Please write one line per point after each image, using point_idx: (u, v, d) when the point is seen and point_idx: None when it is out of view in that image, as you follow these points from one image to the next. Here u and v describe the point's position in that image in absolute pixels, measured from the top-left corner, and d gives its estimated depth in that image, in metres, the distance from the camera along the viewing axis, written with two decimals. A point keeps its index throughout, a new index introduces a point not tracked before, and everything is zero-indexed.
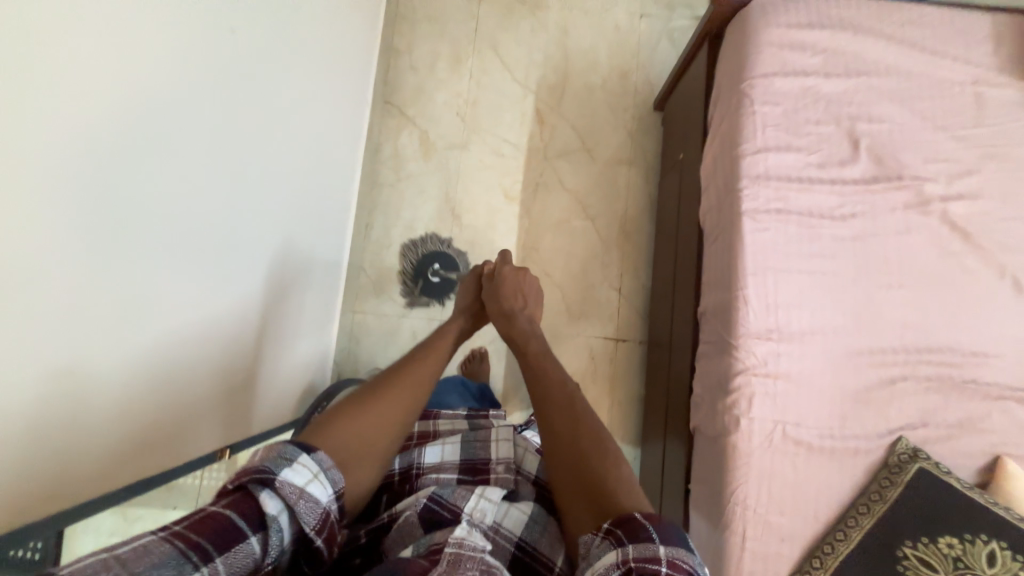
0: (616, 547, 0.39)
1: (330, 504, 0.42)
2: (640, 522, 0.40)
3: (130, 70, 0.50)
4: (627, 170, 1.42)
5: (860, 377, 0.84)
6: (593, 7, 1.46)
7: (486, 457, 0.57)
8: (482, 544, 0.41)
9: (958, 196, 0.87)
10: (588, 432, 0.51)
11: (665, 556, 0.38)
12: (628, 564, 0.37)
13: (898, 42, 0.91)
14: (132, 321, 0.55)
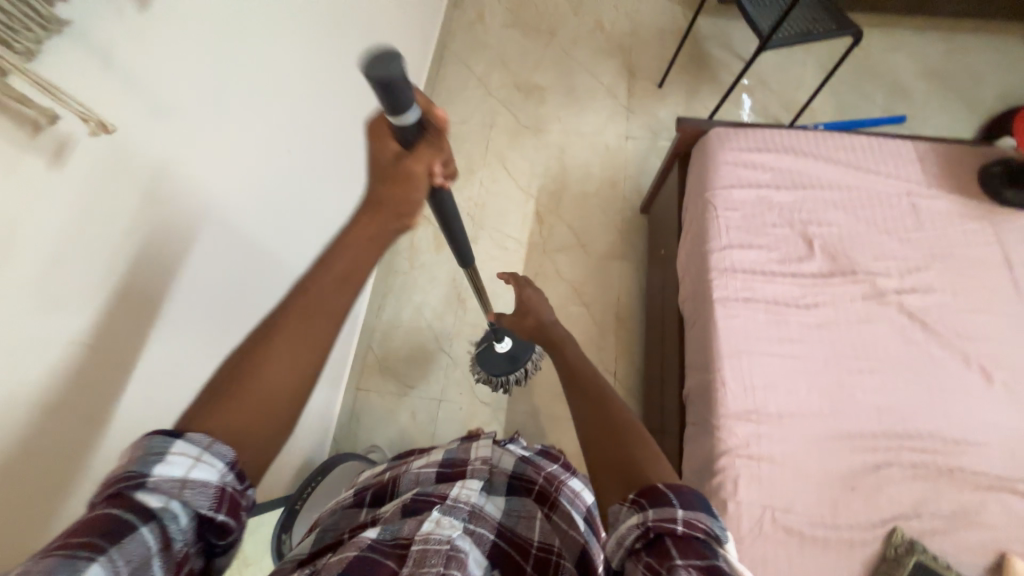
0: (638, 510, 0.41)
1: (224, 479, 0.36)
2: (660, 489, 0.42)
3: (174, 153, 0.62)
4: (619, 263, 1.57)
5: (843, 461, 0.85)
6: (587, 131, 1.74)
7: (465, 456, 0.60)
8: (449, 534, 0.46)
9: (912, 289, 0.98)
10: (617, 417, 0.51)
11: (682, 516, 0.40)
12: (647, 524, 0.40)
13: (835, 162, 1.09)
14: (150, 371, 0.63)
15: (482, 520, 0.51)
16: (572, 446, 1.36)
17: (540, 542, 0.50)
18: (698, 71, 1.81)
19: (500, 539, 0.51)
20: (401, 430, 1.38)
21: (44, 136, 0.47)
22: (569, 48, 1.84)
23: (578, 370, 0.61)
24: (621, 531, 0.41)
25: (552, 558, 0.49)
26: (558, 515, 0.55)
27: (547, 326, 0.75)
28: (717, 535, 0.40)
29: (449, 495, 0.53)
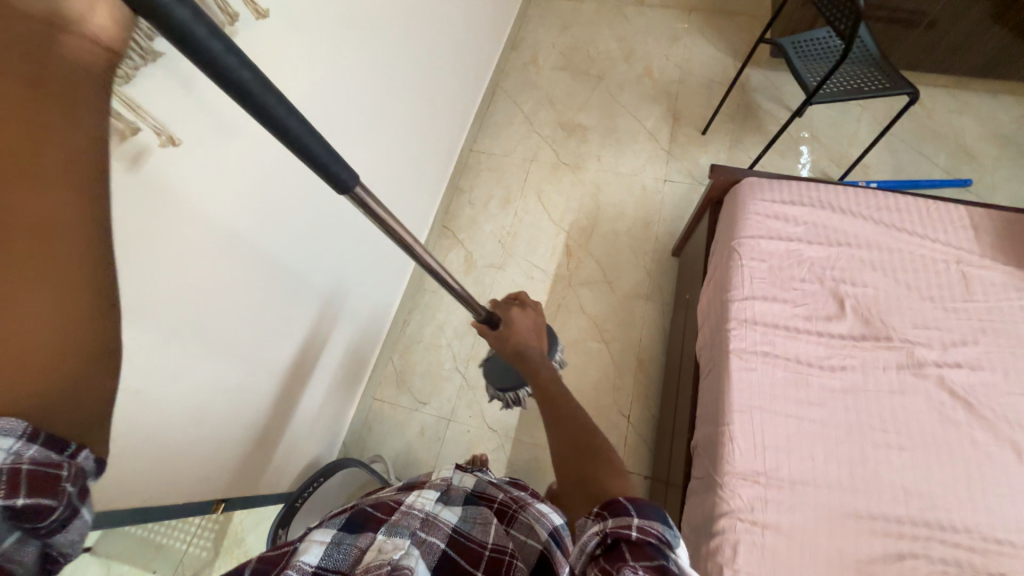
0: (598, 521, 0.40)
1: (24, 450, 0.26)
2: (621, 501, 0.41)
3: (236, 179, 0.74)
4: (644, 303, 1.55)
5: (862, 544, 0.78)
6: (624, 171, 1.76)
7: (425, 478, 0.60)
8: (392, 556, 0.44)
9: (955, 363, 0.91)
10: (586, 439, 0.53)
11: (638, 522, 0.39)
12: (605, 531, 0.39)
13: (874, 221, 1.05)
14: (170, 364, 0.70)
15: (435, 529, 0.52)
16: None
17: (494, 545, 0.52)
18: (745, 121, 1.81)
19: (452, 545, 0.51)
20: (408, 444, 1.41)
21: (128, 144, 0.55)
22: (616, 92, 1.90)
23: (551, 394, 0.62)
24: (582, 540, 0.40)
25: (505, 558, 0.50)
26: (516, 530, 0.55)
27: (524, 351, 0.72)
28: (669, 543, 0.38)
29: (403, 504, 0.53)
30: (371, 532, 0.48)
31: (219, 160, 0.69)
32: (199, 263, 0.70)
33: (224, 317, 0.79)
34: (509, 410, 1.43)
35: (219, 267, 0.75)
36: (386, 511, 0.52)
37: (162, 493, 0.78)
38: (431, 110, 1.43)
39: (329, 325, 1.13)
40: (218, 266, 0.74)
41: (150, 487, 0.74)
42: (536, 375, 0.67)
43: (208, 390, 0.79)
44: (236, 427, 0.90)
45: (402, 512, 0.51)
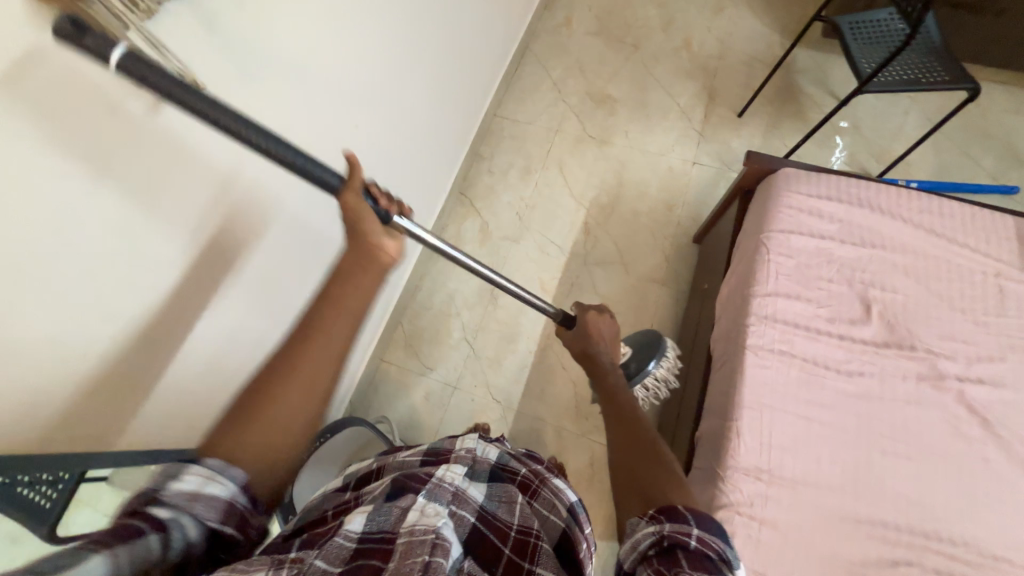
0: (654, 522, 0.42)
1: (235, 496, 0.42)
2: (680, 509, 0.43)
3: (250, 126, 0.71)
4: (659, 289, 1.52)
5: (856, 547, 0.78)
6: (652, 149, 1.69)
7: (450, 447, 0.60)
8: (435, 523, 0.45)
9: (977, 379, 0.89)
10: (644, 443, 0.53)
11: (698, 534, 0.41)
12: (663, 533, 0.41)
13: (914, 225, 1.00)
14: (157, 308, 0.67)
15: (465, 503, 0.52)
16: (575, 462, 1.36)
17: (520, 524, 0.53)
18: (784, 105, 1.71)
19: (482, 521, 0.51)
20: (412, 407, 1.43)
21: None
22: (650, 64, 1.80)
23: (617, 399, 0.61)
24: (637, 537, 0.42)
25: (532, 538, 0.51)
26: (539, 504, 0.58)
27: (594, 355, 0.72)
28: (728, 558, 0.41)
29: (433, 476, 0.52)
30: (409, 495, 0.49)
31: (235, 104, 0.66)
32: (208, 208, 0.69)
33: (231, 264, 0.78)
34: (514, 383, 1.44)
35: (229, 214, 0.74)
36: (419, 480, 0.52)
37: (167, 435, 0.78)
38: (456, 69, 1.37)
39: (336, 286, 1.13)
40: (228, 213, 0.73)
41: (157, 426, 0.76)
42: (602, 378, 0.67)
43: (214, 336, 0.80)
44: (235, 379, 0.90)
45: (434, 483, 0.51)
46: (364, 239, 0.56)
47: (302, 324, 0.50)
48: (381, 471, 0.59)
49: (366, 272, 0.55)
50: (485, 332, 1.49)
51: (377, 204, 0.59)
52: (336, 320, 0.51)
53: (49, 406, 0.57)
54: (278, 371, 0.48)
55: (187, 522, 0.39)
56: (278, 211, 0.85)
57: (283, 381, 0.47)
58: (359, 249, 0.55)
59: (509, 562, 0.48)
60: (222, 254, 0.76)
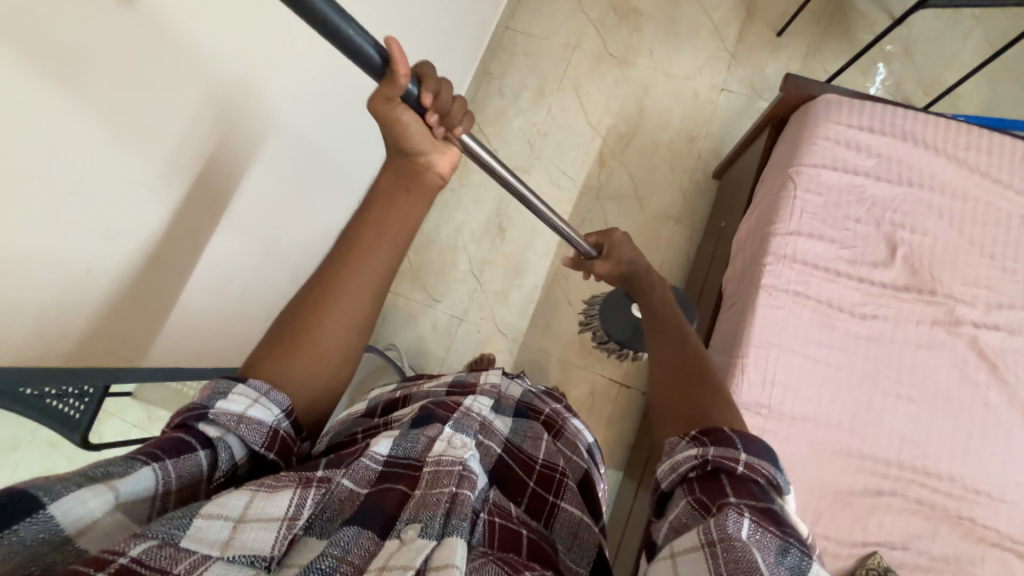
0: (697, 446, 0.43)
1: (278, 422, 0.45)
2: (726, 432, 0.43)
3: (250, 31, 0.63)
4: (673, 226, 1.47)
5: (844, 478, 0.82)
6: (678, 72, 1.55)
7: (474, 381, 0.61)
8: (462, 454, 0.46)
9: (993, 325, 0.87)
10: (692, 367, 0.52)
11: (744, 459, 0.41)
12: (706, 457, 0.42)
13: (958, 163, 0.92)
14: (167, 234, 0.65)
15: (490, 434, 0.54)
16: (576, 392, 1.40)
17: (544, 461, 0.55)
18: (832, 23, 1.53)
19: (507, 453, 0.54)
20: (418, 337, 1.46)
21: None
22: None
23: (665, 321, 0.61)
24: (677, 459, 0.44)
25: (556, 475, 0.54)
26: (563, 444, 0.59)
27: (634, 280, 0.70)
28: (775, 483, 0.41)
29: (462, 406, 0.53)
30: (437, 424, 0.49)
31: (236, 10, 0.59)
32: (221, 134, 0.66)
33: (243, 192, 0.76)
34: (519, 317, 1.45)
35: (241, 140, 0.70)
36: (447, 408, 0.53)
37: (178, 351, 0.81)
38: None
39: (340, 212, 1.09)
40: (241, 139, 0.70)
41: (175, 345, 0.79)
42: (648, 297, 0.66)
43: (228, 263, 0.81)
44: (238, 301, 0.89)
45: (462, 413, 0.52)
46: (412, 158, 0.55)
47: (343, 250, 0.51)
48: (407, 399, 0.60)
49: (408, 198, 0.54)
50: (491, 266, 1.47)
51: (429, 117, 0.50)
52: (371, 255, 0.51)
53: (75, 325, 0.59)
54: (316, 303, 0.49)
55: (233, 444, 0.42)
56: (285, 129, 0.80)
57: (327, 308, 0.49)
58: (405, 169, 0.55)
59: (533, 495, 0.52)
60: (237, 183, 0.74)
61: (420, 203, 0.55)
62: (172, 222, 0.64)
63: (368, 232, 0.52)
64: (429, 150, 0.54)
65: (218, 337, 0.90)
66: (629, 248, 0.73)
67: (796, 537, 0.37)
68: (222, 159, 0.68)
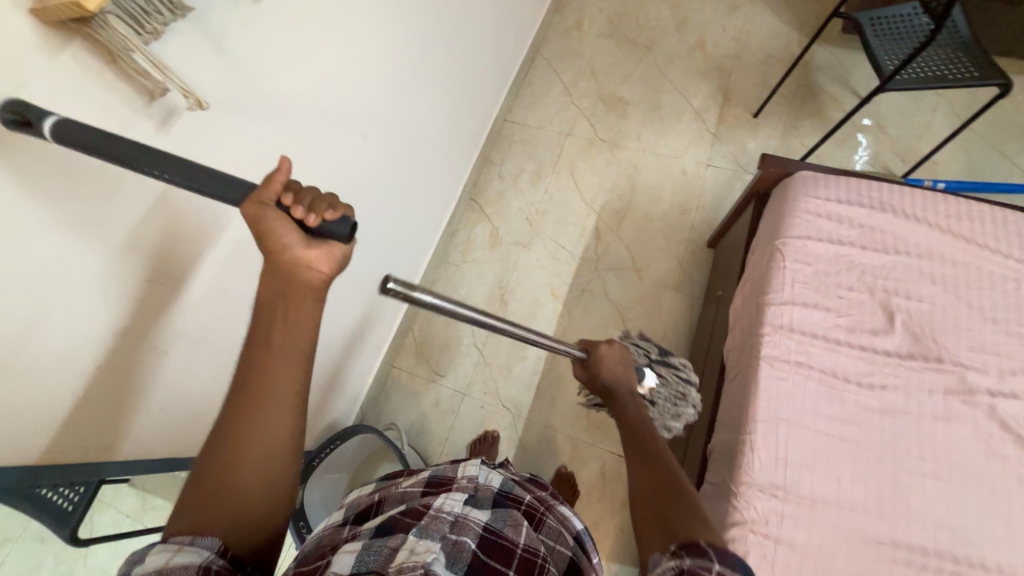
0: (676, 560, 0.47)
1: (211, 560, 0.41)
2: (702, 546, 0.47)
3: (259, 145, 0.72)
4: (672, 295, 1.49)
5: (880, 570, 0.75)
6: (666, 152, 1.66)
7: (452, 475, 0.62)
8: (424, 561, 0.45)
9: (1009, 393, 0.84)
10: (672, 484, 0.56)
11: (718, 569, 0.45)
12: (682, 567, 0.45)
13: (941, 230, 0.95)
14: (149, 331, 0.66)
15: (466, 529, 0.53)
16: (586, 472, 1.34)
17: (526, 545, 0.54)
18: (803, 104, 1.66)
19: (482, 546, 0.53)
20: (422, 414, 1.44)
21: (157, 105, 0.55)
22: (663, 66, 1.77)
23: (640, 438, 0.64)
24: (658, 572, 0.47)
25: (537, 560, 0.53)
26: (545, 534, 0.59)
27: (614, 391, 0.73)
28: None
29: (432, 509, 0.53)
30: (399, 534, 0.49)
31: (234, 120, 0.66)
32: (192, 228, 0.67)
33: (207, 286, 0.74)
34: (524, 390, 1.43)
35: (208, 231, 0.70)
36: (416, 515, 0.53)
37: (162, 446, 0.79)
38: (467, 76, 1.36)
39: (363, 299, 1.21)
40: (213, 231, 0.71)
41: (161, 436, 0.78)
42: (623, 415, 0.69)
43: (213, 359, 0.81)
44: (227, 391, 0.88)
45: (431, 518, 0.52)
46: (279, 259, 0.48)
47: (251, 383, 0.48)
48: (383, 502, 0.60)
49: (290, 304, 0.50)
50: (494, 339, 1.48)
51: (293, 213, 0.47)
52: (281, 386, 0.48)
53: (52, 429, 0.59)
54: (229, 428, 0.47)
55: None
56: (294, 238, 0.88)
57: (230, 441, 0.46)
58: (278, 275, 0.49)
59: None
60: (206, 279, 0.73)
61: (303, 303, 0.50)
62: (143, 315, 0.64)
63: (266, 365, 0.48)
64: (295, 248, 0.48)
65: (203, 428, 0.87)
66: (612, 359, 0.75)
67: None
68: (186, 251, 0.67)
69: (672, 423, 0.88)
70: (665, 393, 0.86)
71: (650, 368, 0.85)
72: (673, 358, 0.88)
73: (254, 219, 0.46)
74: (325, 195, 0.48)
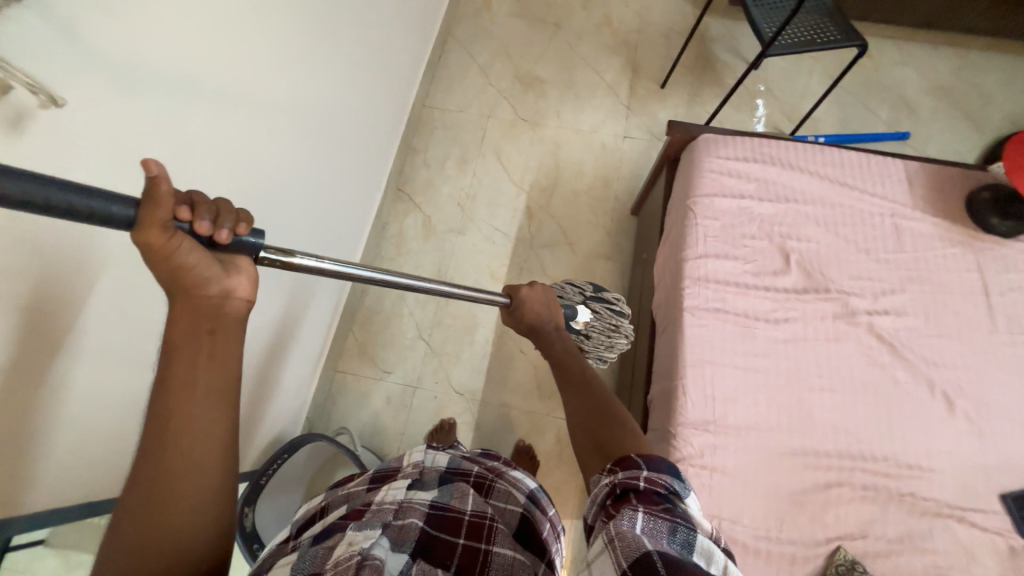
0: (609, 475, 0.51)
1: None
2: (633, 458, 0.51)
3: (140, 146, 0.65)
4: (605, 263, 1.57)
5: (797, 478, 0.86)
6: (584, 127, 1.71)
7: (396, 466, 0.64)
8: (366, 545, 0.46)
9: (883, 311, 0.99)
10: (601, 407, 0.61)
11: (646, 475, 0.49)
12: (615, 482, 0.49)
13: (820, 177, 1.08)
14: (29, 367, 0.58)
15: (411, 511, 0.54)
16: (543, 442, 1.38)
17: (473, 511, 0.56)
18: (703, 73, 1.78)
19: (430, 522, 0.54)
20: (374, 414, 1.41)
21: (2, 104, 0.48)
22: (574, 42, 1.81)
23: (567, 369, 0.70)
24: (595, 492, 0.51)
25: (485, 522, 0.55)
26: (495, 499, 0.61)
27: (540, 329, 0.79)
28: (675, 490, 0.48)
29: (374, 503, 0.55)
30: (339, 532, 0.49)
31: (106, 120, 0.59)
32: (66, 247, 0.58)
33: (95, 315, 0.66)
34: (474, 374, 1.44)
35: (87, 250, 0.62)
36: (355, 514, 0.53)
37: (65, 494, 0.70)
38: (375, 61, 1.31)
39: (291, 304, 1.15)
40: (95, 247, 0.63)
41: (66, 484, 0.69)
42: (551, 351, 0.74)
43: (114, 390, 0.72)
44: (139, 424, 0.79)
45: (373, 511, 0.53)
46: (200, 294, 0.46)
47: (160, 409, 0.43)
48: (326, 508, 0.59)
49: (217, 339, 0.46)
50: (439, 327, 1.48)
51: (197, 230, 0.46)
52: (196, 400, 0.44)
53: None
54: (149, 462, 0.42)
55: None
56: None
57: (147, 477, 0.42)
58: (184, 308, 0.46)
59: (464, 551, 0.51)
60: (92, 300, 0.65)
61: (216, 331, 0.47)
62: (20, 355, 0.56)
63: (178, 403, 0.44)
64: (217, 278, 0.47)
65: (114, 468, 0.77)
66: (533, 300, 0.80)
67: (686, 522, 0.45)
68: (63, 278, 0.59)
69: (608, 353, 0.94)
70: (599, 326, 0.92)
71: (584, 305, 0.91)
72: (607, 295, 0.94)
73: (167, 254, 0.44)
74: (223, 205, 0.48)
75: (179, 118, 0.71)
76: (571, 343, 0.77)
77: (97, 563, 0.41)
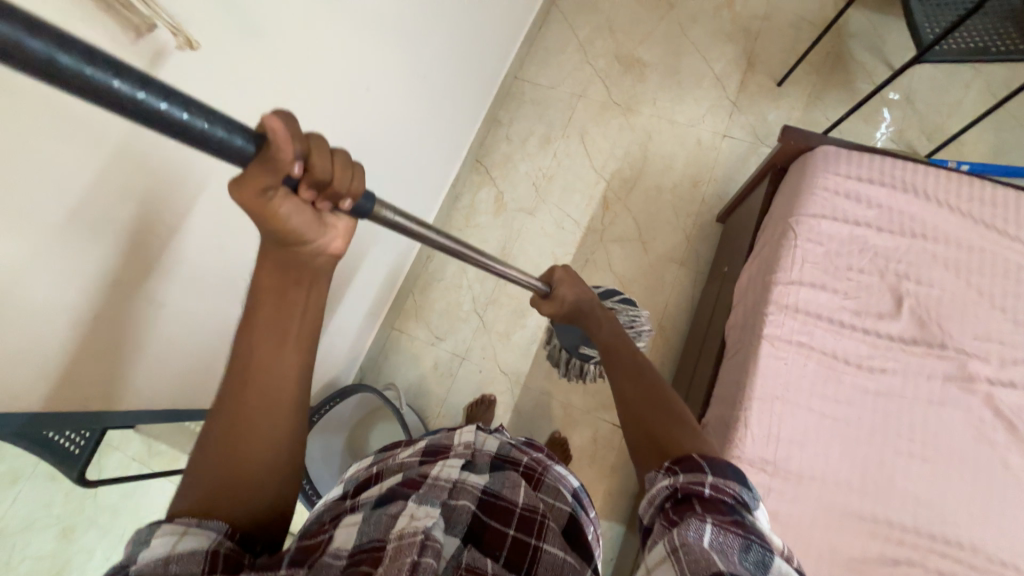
0: (670, 476, 0.48)
1: (218, 543, 0.39)
2: (695, 459, 0.48)
3: (254, 93, 0.69)
4: (677, 269, 1.47)
5: (859, 544, 0.77)
6: (681, 120, 1.59)
7: (448, 443, 0.65)
8: (427, 525, 0.47)
9: (1007, 382, 0.84)
10: (659, 399, 0.58)
11: (711, 481, 0.45)
12: (677, 487, 0.46)
13: (960, 214, 0.92)
14: (139, 278, 0.64)
15: (464, 494, 0.55)
16: (579, 437, 1.37)
17: (524, 505, 0.56)
18: (831, 74, 1.57)
19: (482, 508, 0.55)
20: (421, 376, 1.46)
21: (146, 41, 0.51)
22: (687, 25, 1.66)
23: (613, 352, 0.69)
24: (654, 492, 0.48)
25: (536, 518, 0.54)
26: (543, 493, 0.60)
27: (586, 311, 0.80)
28: (743, 500, 0.45)
29: (429, 479, 0.55)
30: (399, 502, 0.50)
31: (227, 64, 0.62)
32: (169, 175, 0.62)
33: (195, 243, 0.71)
34: (522, 357, 1.44)
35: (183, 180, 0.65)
36: (412, 485, 0.54)
37: (154, 398, 0.78)
38: (476, 26, 1.28)
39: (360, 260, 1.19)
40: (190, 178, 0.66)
41: (156, 388, 0.77)
42: (600, 334, 0.75)
43: (201, 313, 0.79)
44: (217, 345, 0.86)
45: (429, 487, 0.54)
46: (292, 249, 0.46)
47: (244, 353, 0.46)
48: (381, 474, 0.61)
49: (301, 291, 0.48)
50: (495, 304, 1.48)
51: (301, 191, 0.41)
52: (281, 340, 0.47)
53: (42, 374, 0.58)
54: (245, 402, 0.45)
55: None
56: None
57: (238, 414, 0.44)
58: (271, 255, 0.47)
59: (513, 542, 0.52)
60: (193, 227, 0.70)
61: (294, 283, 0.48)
62: (127, 264, 0.61)
63: (264, 343, 0.46)
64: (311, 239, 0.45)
65: (192, 382, 0.85)
66: (572, 285, 0.82)
67: (760, 538, 0.41)
68: (165, 197, 0.63)
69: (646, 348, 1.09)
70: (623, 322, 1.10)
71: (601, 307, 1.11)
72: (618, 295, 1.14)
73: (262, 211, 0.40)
74: (340, 163, 0.42)
75: (289, 69, 0.74)
76: (617, 326, 0.78)
77: (180, 487, 0.43)
